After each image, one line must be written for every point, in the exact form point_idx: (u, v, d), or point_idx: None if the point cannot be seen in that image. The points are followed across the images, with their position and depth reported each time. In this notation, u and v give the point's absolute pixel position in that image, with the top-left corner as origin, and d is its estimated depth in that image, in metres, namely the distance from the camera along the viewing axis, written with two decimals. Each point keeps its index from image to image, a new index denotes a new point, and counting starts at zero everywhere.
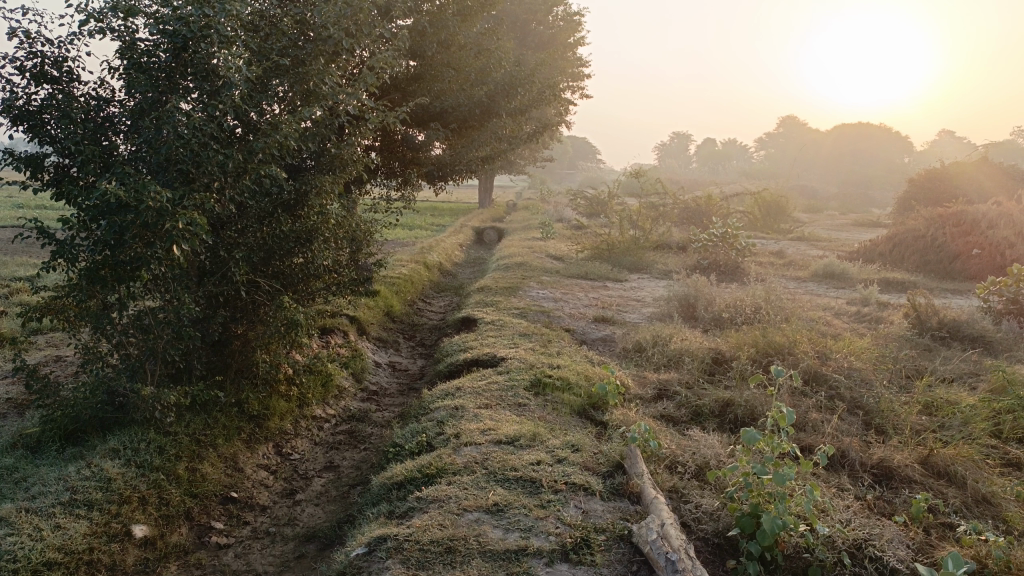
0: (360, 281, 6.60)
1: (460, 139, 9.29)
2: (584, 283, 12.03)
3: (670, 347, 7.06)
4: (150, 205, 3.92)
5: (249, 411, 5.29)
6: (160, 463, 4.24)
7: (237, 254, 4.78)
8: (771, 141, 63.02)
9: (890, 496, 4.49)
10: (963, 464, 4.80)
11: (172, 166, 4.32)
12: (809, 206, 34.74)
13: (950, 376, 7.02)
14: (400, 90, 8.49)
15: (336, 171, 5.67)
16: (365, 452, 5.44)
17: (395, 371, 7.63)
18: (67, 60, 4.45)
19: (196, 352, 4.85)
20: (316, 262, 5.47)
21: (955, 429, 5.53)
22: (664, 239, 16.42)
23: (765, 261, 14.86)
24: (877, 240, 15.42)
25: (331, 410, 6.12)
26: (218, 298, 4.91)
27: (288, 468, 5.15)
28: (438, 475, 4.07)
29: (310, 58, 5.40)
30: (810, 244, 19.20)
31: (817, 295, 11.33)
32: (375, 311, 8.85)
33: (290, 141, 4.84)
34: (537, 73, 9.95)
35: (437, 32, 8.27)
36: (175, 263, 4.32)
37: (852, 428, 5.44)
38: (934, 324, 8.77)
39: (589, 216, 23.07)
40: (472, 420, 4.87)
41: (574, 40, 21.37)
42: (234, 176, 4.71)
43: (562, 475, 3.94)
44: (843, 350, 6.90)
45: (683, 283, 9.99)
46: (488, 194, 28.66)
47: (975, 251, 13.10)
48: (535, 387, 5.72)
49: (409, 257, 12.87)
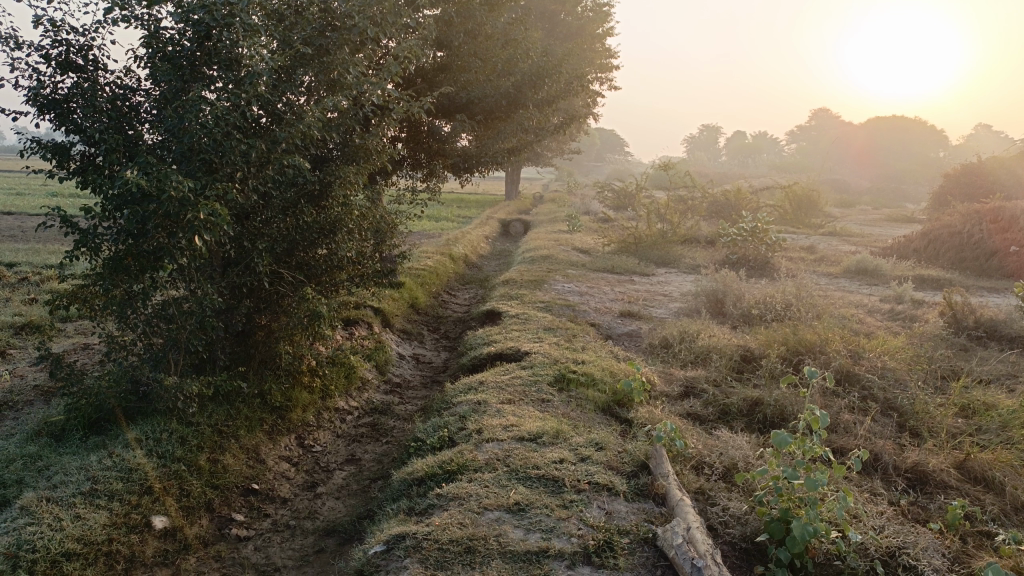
0: (384, 273, 6.56)
1: (487, 131, 9.19)
2: (610, 277, 11.92)
3: (697, 344, 6.94)
4: (171, 195, 3.89)
5: (272, 402, 5.27)
6: (181, 454, 4.23)
7: (260, 245, 4.75)
8: (803, 134, 62.12)
9: (924, 502, 4.34)
10: (1002, 469, 4.64)
11: (194, 156, 4.28)
12: (841, 200, 34.13)
13: (987, 377, 6.81)
14: (426, 80, 8.43)
15: (360, 162, 5.62)
16: (387, 445, 5.40)
17: (419, 363, 7.60)
18: (93, 48, 4.43)
19: (219, 343, 4.84)
20: (340, 254, 5.42)
21: (993, 433, 5.34)
22: (693, 233, 16.23)
23: (795, 256, 14.60)
24: (912, 236, 15.07)
25: (354, 403, 6.09)
26: (241, 288, 4.89)
27: (309, 461, 5.13)
28: (459, 471, 4.00)
29: (335, 47, 5.30)
30: (842, 239, 18.86)
31: (849, 291, 11.10)
32: (400, 302, 8.84)
33: (314, 131, 4.80)
34: (565, 64, 9.80)
35: (464, 22, 8.18)
36: (198, 254, 4.29)
37: (885, 430, 5.28)
38: (971, 324, 8.53)
39: (616, 209, 22.89)
40: (495, 415, 4.80)
41: (602, 31, 21.15)
42: (258, 166, 4.67)
43: (585, 474, 3.86)
44: (876, 349, 6.73)
45: (711, 278, 9.84)
46: (515, 185, 28.58)
47: (1014, 248, 12.75)
48: (559, 382, 5.64)
49: (434, 249, 12.85)
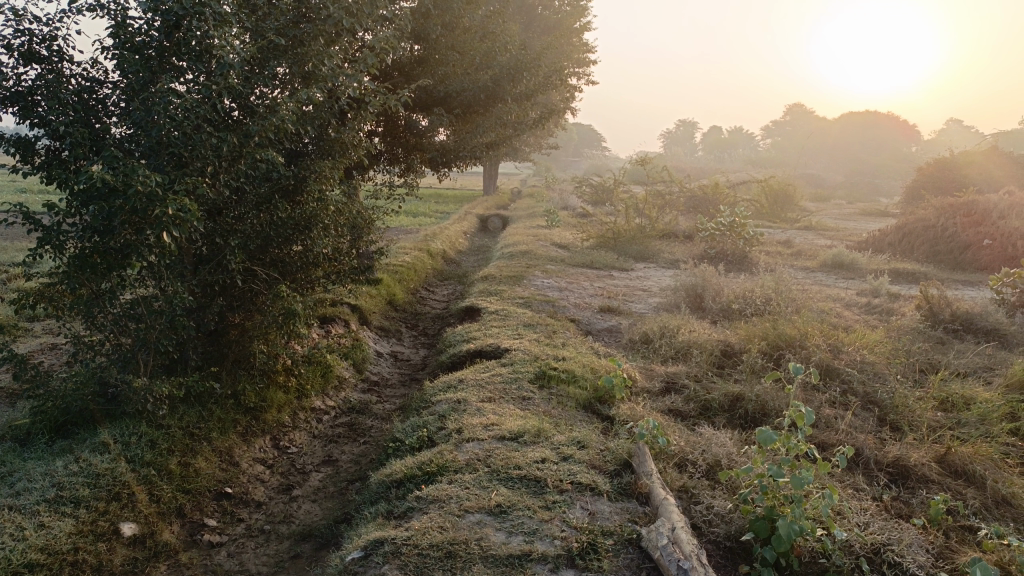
0: (360, 269, 6.44)
1: (465, 125, 9.08)
2: (589, 272, 11.87)
3: (678, 339, 6.90)
4: (138, 191, 3.75)
5: (246, 403, 5.14)
6: (151, 458, 4.10)
7: (232, 241, 4.62)
8: (778, 129, 62.59)
9: (906, 496, 4.33)
10: (982, 463, 4.64)
11: (163, 150, 4.15)
12: (817, 195, 34.39)
13: (964, 370, 6.85)
14: (403, 74, 8.30)
15: (336, 156, 5.50)
16: (364, 446, 5.30)
17: (397, 361, 7.49)
18: (57, 39, 4.26)
19: (191, 342, 4.71)
20: (315, 250, 5.30)
21: (972, 426, 5.36)
22: (671, 227, 16.23)
23: (773, 250, 14.66)
24: (886, 230, 15.18)
25: (330, 402, 5.98)
26: (213, 286, 4.76)
27: (285, 463, 5.01)
28: (439, 473, 3.92)
29: (310, 38, 5.18)
30: (818, 233, 18.99)
31: (826, 285, 11.15)
32: (377, 299, 8.72)
33: (288, 124, 4.68)
34: (543, 57, 9.72)
35: (442, 14, 8.05)
36: (167, 251, 4.15)
37: (866, 424, 5.28)
38: (947, 316, 8.58)
39: (595, 204, 22.88)
40: (475, 414, 4.72)
41: (579, 25, 21.09)
42: (229, 161, 4.53)
43: (568, 474, 3.78)
44: (855, 342, 6.73)
45: (690, 273, 9.82)
46: (493, 180, 28.45)
47: (987, 241, 12.90)
48: (540, 380, 5.57)
49: (412, 244, 12.72)
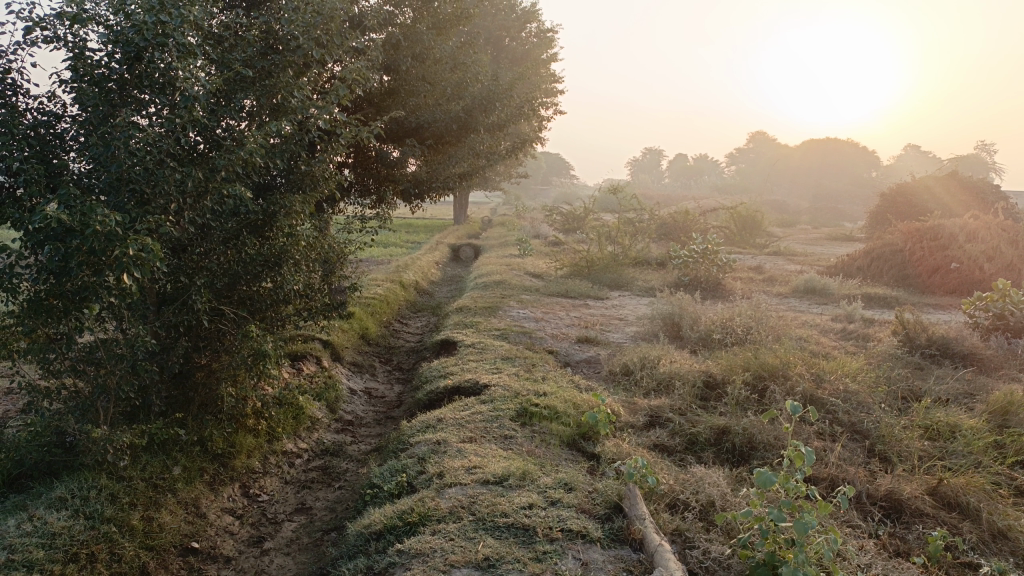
0: (333, 306, 6.24)
1: (436, 155, 8.95)
2: (564, 301, 11.76)
3: (659, 370, 6.76)
4: (97, 230, 3.52)
5: (213, 450, 4.88)
6: (112, 514, 3.84)
7: (199, 280, 4.40)
8: (743, 156, 63.63)
9: (902, 532, 4.22)
10: (975, 494, 4.56)
11: (123, 186, 3.95)
12: (783, 220, 34.82)
13: (946, 396, 6.80)
14: (374, 105, 8.18)
15: (307, 190, 5.32)
16: (340, 491, 5.06)
17: (371, 399, 7.26)
18: (11, 72, 4.05)
19: (154, 387, 4.47)
20: (286, 287, 5.09)
21: (960, 456, 5.29)
22: (644, 255, 16.21)
23: (745, 277, 14.68)
24: (854, 255, 15.31)
25: (303, 444, 5.72)
26: (178, 327, 4.53)
27: (255, 512, 4.74)
28: (421, 523, 3.70)
29: (278, 69, 5.06)
30: (788, 259, 19.16)
31: (801, 311, 11.16)
32: (349, 334, 8.47)
33: (256, 158, 4.50)
34: (514, 88, 9.65)
35: (412, 45, 7.94)
36: (128, 293, 3.91)
37: (854, 456, 5.17)
38: (924, 342, 8.57)
39: (566, 232, 22.88)
40: (456, 456, 4.52)
41: (546, 56, 21.24)
42: (194, 196, 4.33)
43: (557, 521, 3.60)
44: (837, 370, 6.66)
45: (666, 300, 9.75)
46: (462, 210, 28.40)
47: (955, 264, 13.04)
48: (521, 417, 5.38)
49: (384, 276, 12.51)
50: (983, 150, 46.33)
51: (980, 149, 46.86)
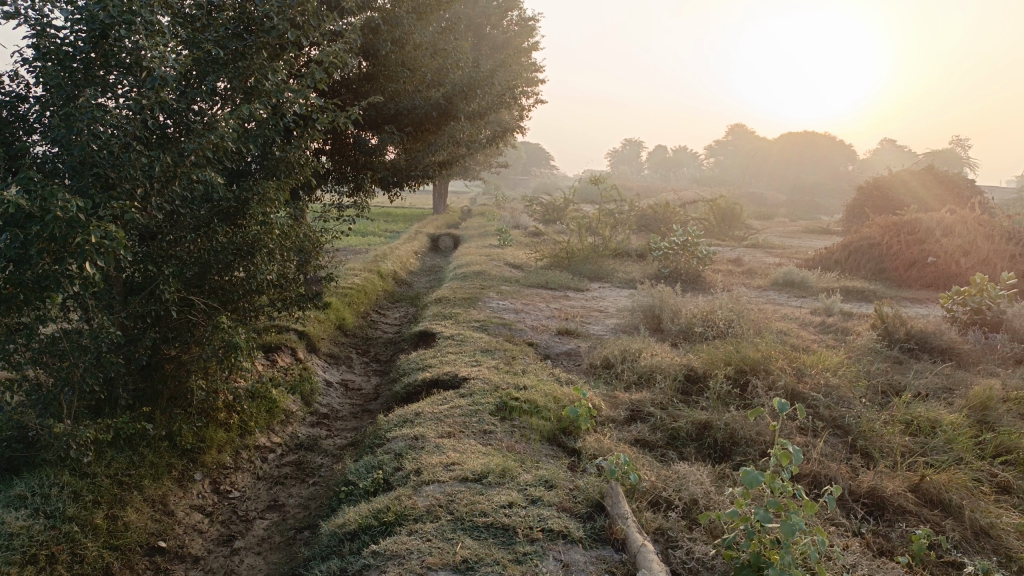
0: (308, 296, 6.08)
1: (416, 143, 8.78)
2: (544, 292, 11.66)
3: (640, 364, 6.68)
4: (58, 216, 3.32)
5: (182, 445, 4.71)
6: (74, 512, 3.67)
7: (167, 269, 4.23)
8: (722, 148, 63.87)
9: (885, 530, 4.19)
10: (957, 491, 4.54)
11: (87, 170, 3.76)
12: (761, 213, 34.97)
13: (924, 390, 6.80)
14: (352, 91, 8.01)
15: (281, 176, 5.15)
16: (314, 487, 4.93)
17: (347, 391, 7.11)
18: None
19: (121, 380, 4.30)
20: (259, 277, 4.93)
21: (940, 452, 5.27)
22: (624, 246, 16.14)
23: (724, 269, 14.66)
24: (832, 248, 15.35)
25: (277, 439, 5.57)
26: (145, 318, 4.36)
27: (226, 510, 4.60)
28: (397, 522, 3.59)
29: (252, 51, 4.88)
30: (766, 251, 19.22)
31: (780, 305, 11.17)
32: (325, 325, 8.31)
33: (228, 142, 4.33)
34: (496, 75, 9.50)
35: (392, 29, 7.74)
36: (91, 282, 3.72)
37: (836, 452, 5.13)
38: (902, 336, 8.58)
39: (546, 223, 22.77)
40: (434, 452, 4.41)
41: (528, 45, 21.09)
42: (162, 182, 4.15)
43: (538, 520, 3.49)
44: (818, 364, 6.62)
45: (646, 292, 9.68)
46: (442, 199, 28.23)
47: (932, 259, 13.12)
48: (501, 411, 5.28)
49: (361, 266, 12.32)
50: (958, 146, 46.85)
51: (954, 143, 47.38)
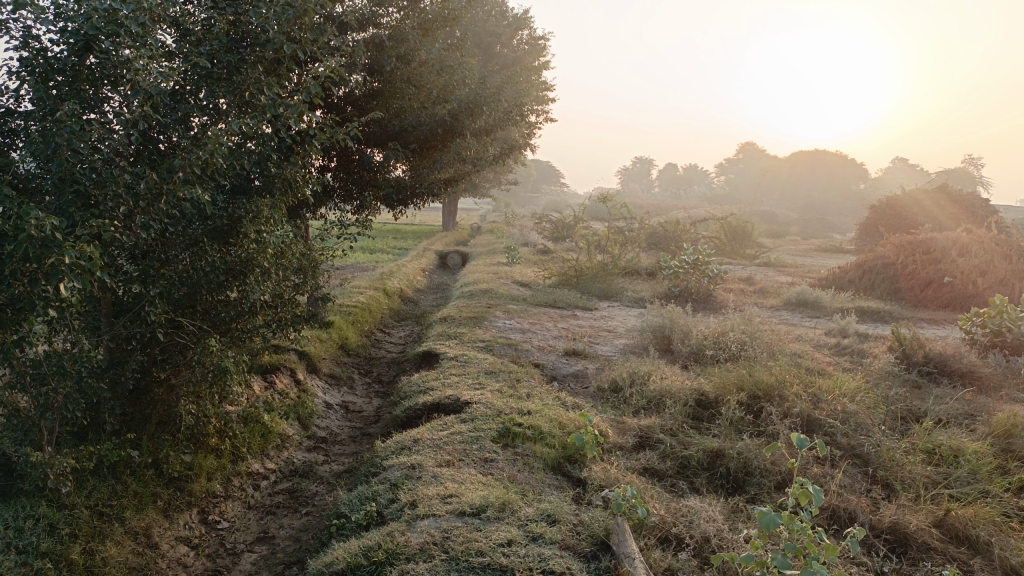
0: (306, 316, 5.90)
1: (422, 160, 8.61)
2: (552, 311, 11.45)
3: (649, 388, 6.45)
4: (31, 235, 3.12)
5: (169, 473, 4.52)
6: (49, 547, 3.49)
7: (153, 290, 4.06)
8: (733, 166, 63.66)
9: (909, 570, 3.94)
10: (985, 527, 4.29)
11: (67, 186, 3.60)
12: (773, 232, 34.64)
13: (946, 416, 6.53)
14: (357, 107, 7.89)
15: (278, 194, 5.00)
16: (307, 517, 4.73)
17: (348, 414, 6.91)
18: None
19: (106, 405, 4.13)
20: (252, 297, 4.76)
21: (964, 484, 5.01)
22: (635, 264, 15.91)
23: (735, 289, 14.41)
24: (845, 266, 15.08)
25: (271, 465, 5.38)
26: (131, 340, 4.19)
27: (213, 542, 4.40)
28: (388, 561, 3.38)
29: (248, 65, 4.76)
30: (779, 270, 18.95)
31: (794, 325, 10.92)
32: (327, 344, 8.13)
33: (218, 158, 4.18)
34: (503, 91, 9.38)
35: (396, 45, 7.61)
36: (69, 305, 3.53)
37: (855, 484, 4.90)
38: (920, 358, 8.31)
39: (556, 241, 22.59)
40: (431, 483, 4.21)
41: (538, 63, 21.08)
42: (148, 199, 4.00)
43: (538, 560, 3.27)
44: (834, 390, 6.36)
45: (657, 311, 9.45)
46: (451, 217, 28.14)
47: (948, 278, 12.79)
48: (503, 438, 5.06)
49: (367, 283, 12.16)
50: (971, 164, 46.45)
51: (967, 161, 47.01)
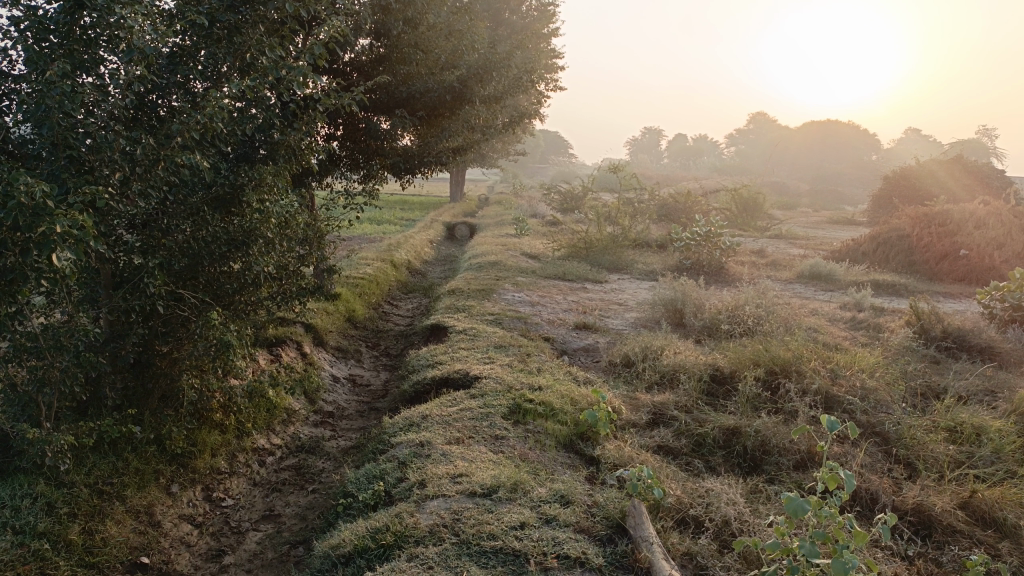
0: (312, 288, 5.75)
1: (430, 128, 8.38)
2: (562, 284, 11.28)
3: (663, 362, 6.30)
4: (18, 202, 2.95)
5: (172, 449, 4.41)
6: (46, 527, 3.39)
7: (152, 261, 3.91)
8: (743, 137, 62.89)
9: (935, 554, 3.81)
10: (1012, 509, 4.14)
11: (59, 153, 3.45)
12: (783, 203, 34.20)
13: (966, 393, 6.36)
14: (363, 73, 7.66)
15: (281, 163, 4.82)
16: (313, 495, 4.63)
17: (355, 387, 6.80)
18: None
19: (106, 379, 4.01)
20: (255, 269, 4.61)
21: (988, 463, 4.86)
22: (645, 236, 15.68)
23: (748, 261, 14.19)
24: (859, 238, 14.82)
25: (276, 440, 5.27)
26: (131, 313, 4.05)
27: (217, 520, 4.30)
28: (397, 544, 3.27)
29: (249, 26, 4.56)
30: (790, 243, 18.69)
31: (808, 298, 10.73)
32: (334, 316, 8.00)
33: (218, 124, 4.01)
34: (513, 57, 9.12)
35: (403, 8, 7.37)
36: (62, 276, 3.37)
37: (877, 464, 4.75)
38: (939, 333, 8.12)
39: (565, 212, 22.34)
40: (441, 461, 4.08)
41: (548, 30, 20.66)
42: (145, 167, 3.83)
43: (553, 545, 3.15)
44: (853, 365, 6.18)
45: (669, 283, 9.25)
46: (458, 188, 27.89)
47: (964, 251, 12.55)
48: (514, 415, 4.93)
49: (374, 255, 12.00)
50: (985, 135, 45.71)
51: (982, 133, 46.22)
